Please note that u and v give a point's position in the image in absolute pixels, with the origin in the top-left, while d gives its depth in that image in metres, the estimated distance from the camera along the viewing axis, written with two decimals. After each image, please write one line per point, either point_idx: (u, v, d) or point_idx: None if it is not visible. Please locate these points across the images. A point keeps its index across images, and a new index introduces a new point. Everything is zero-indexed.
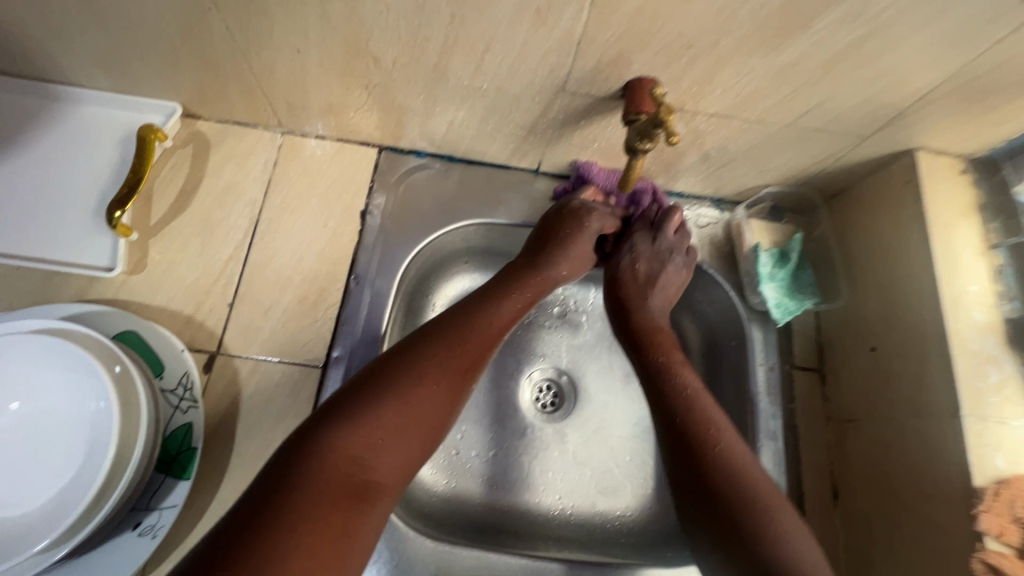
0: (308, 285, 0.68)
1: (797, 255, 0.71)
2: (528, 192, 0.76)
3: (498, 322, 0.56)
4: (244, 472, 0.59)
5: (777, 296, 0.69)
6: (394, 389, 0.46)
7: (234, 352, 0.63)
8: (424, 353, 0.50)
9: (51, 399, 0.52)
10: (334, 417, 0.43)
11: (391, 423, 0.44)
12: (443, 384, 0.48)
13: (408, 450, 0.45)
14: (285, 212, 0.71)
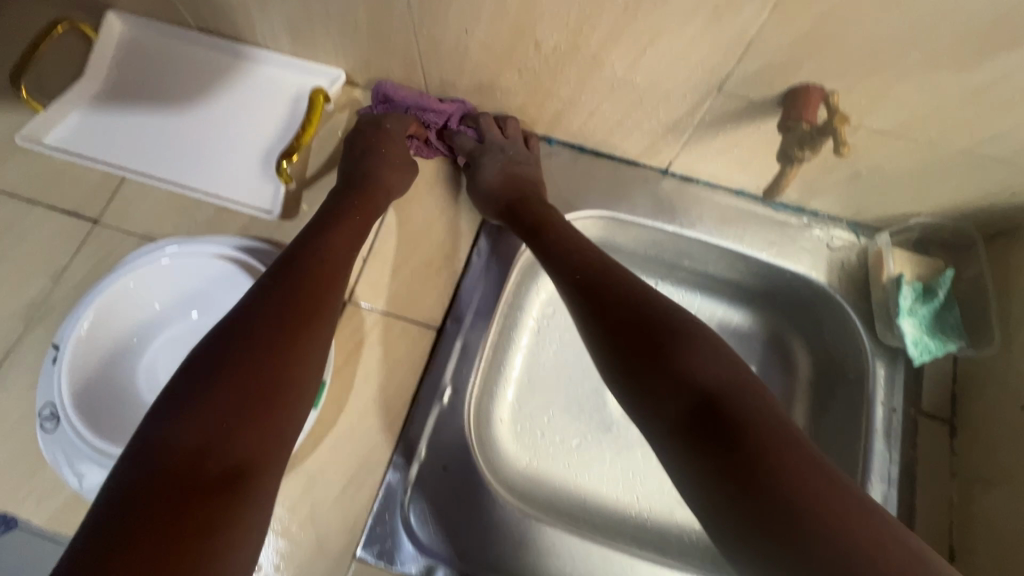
0: (434, 252, 0.72)
1: (946, 292, 0.65)
2: (654, 190, 0.76)
3: (321, 259, 0.57)
4: (359, 411, 0.64)
5: (915, 331, 0.64)
6: (228, 358, 0.46)
7: (362, 303, 0.69)
8: (237, 336, 0.48)
9: (218, 316, 0.59)
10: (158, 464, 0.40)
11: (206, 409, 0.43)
12: (272, 347, 0.48)
13: (229, 401, 0.44)
14: (422, 181, 0.75)
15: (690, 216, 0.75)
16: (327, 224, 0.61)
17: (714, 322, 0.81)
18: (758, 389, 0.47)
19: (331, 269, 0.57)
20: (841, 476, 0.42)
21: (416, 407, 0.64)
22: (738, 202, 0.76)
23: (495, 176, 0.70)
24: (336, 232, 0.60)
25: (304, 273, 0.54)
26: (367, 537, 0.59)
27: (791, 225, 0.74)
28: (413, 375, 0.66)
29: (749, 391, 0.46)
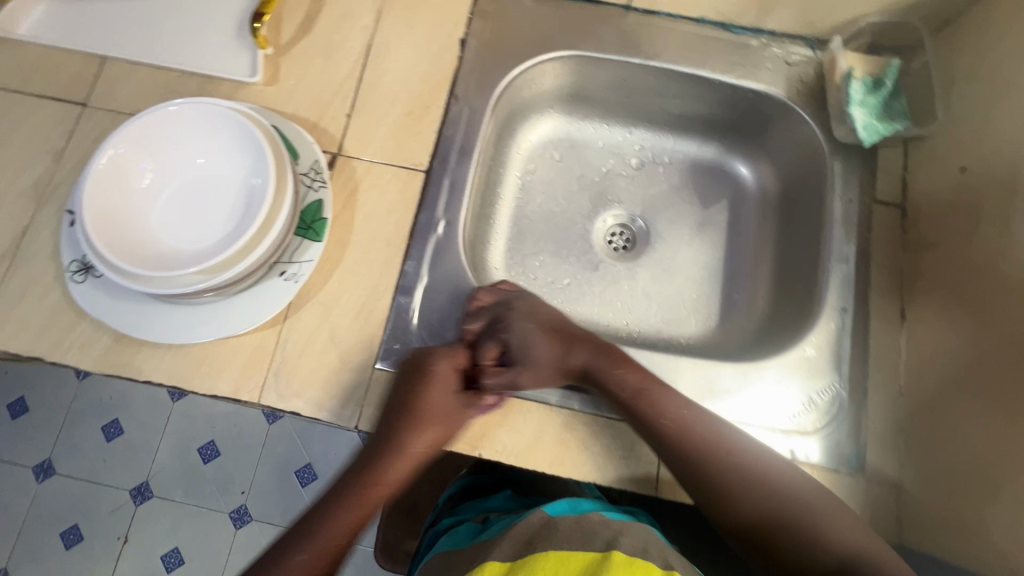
0: (412, 102, 0.75)
1: (893, 82, 0.71)
2: (618, 26, 0.78)
3: (407, 461, 0.61)
4: (362, 248, 0.70)
5: (865, 118, 0.69)
6: (353, 498, 0.59)
7: (352, 154, 0.73)
8: (342, 496, 0.59)
9: (222, 161, 0.63)
10: (302, 523, 0.58)
11: (327, 530, 0.57)
12: (348, 518, 0.58)
13: (337, 543, 0.57)
14: (394, 37, 0.77)
15: (655, 49, 0.78)
16: (415, 381, 0.62)
17: (689, 159, 0.90)
18: (817, 512, 0.57)
19: (421, 449, 0.61)
20: (843, 509, 0.57)
21: (414, 239, 0.70)
22: (700, 31, 0.78)
23: (543, 349, 0.65)
24: (431, 395, 0.62)
25: (408, 448, 0.60)
26: (384, 350, 0.66)
27: (752, 46, 0.78)
28: (408, 212, 0.71)
29: (806, 518, 0.57)
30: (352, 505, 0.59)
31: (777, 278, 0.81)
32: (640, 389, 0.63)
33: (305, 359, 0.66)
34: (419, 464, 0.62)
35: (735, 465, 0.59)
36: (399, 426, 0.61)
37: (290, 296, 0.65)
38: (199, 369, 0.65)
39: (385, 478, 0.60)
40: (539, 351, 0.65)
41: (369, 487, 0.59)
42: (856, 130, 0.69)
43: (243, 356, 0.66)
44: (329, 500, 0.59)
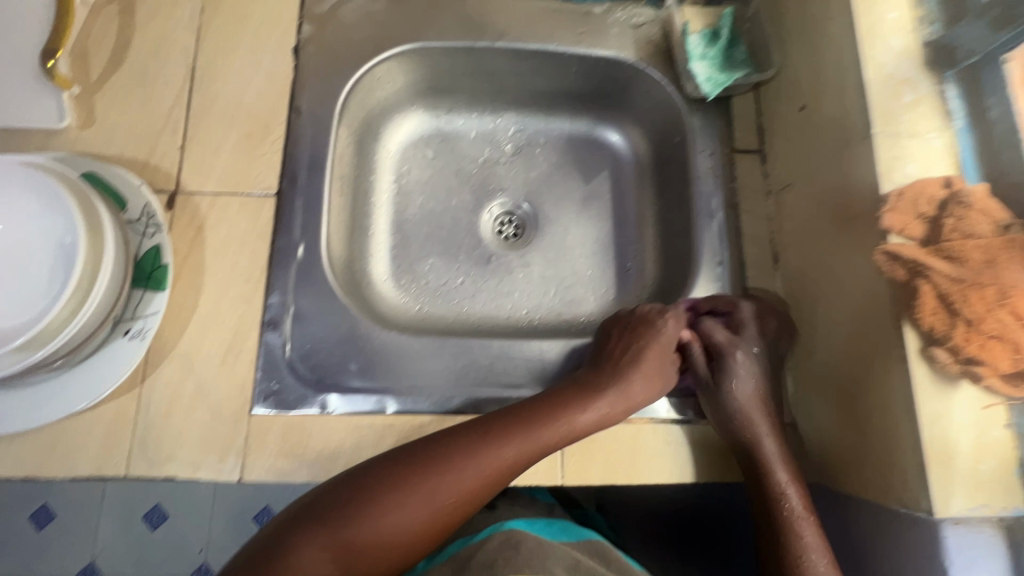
0: (251, 123, 0.70)
1: (729, 32, 0.72)
2: (459, 13, 0.76)
3: (575, 427, 0.58)
4: (217, 288, 0.64)
5: (706, 71, 0.71)
6: (419, 474, 0.50)
7: (192, 190, 0.67)
8: (410, 462, 0.51)
9: (26, 223, 0.57)
10: (370, 487, 0.49)
11: (417, 507, 0.49)
12: (416, 517, 0.49)
13: (381, 543, 0.48)
14: (219, 56, 0.72)
15: (501, 30, 0.76)
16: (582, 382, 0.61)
17: (563, 135, 0.88)
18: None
19: (529, 452, 0.55)
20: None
21: (274, 269, 0.66)
22: (543, 6, 0.77)
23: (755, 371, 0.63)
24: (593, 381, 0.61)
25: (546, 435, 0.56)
26: (258, 392, 0.62)
27: (595, 14, 0.77)
28: (263, 241, 0.66)
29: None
30: (451, 492, 0.51)
31: (664, 240, 0.82)
32: (756, 445, 0.59)
33: (173, 420, 0.60)
34: (491, 487, 0.53)
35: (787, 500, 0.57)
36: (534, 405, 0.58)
37: (139, 355, 0.59)
38: (53, 454, 0.59)
39: (507, 472, 0.54)
40: (740, 394, 0.61)
41: (461, 479, 0.51)
42: (698, 83, 0.71)
43: (100, 430, 0.60)
44: (429, 471, 0.51)
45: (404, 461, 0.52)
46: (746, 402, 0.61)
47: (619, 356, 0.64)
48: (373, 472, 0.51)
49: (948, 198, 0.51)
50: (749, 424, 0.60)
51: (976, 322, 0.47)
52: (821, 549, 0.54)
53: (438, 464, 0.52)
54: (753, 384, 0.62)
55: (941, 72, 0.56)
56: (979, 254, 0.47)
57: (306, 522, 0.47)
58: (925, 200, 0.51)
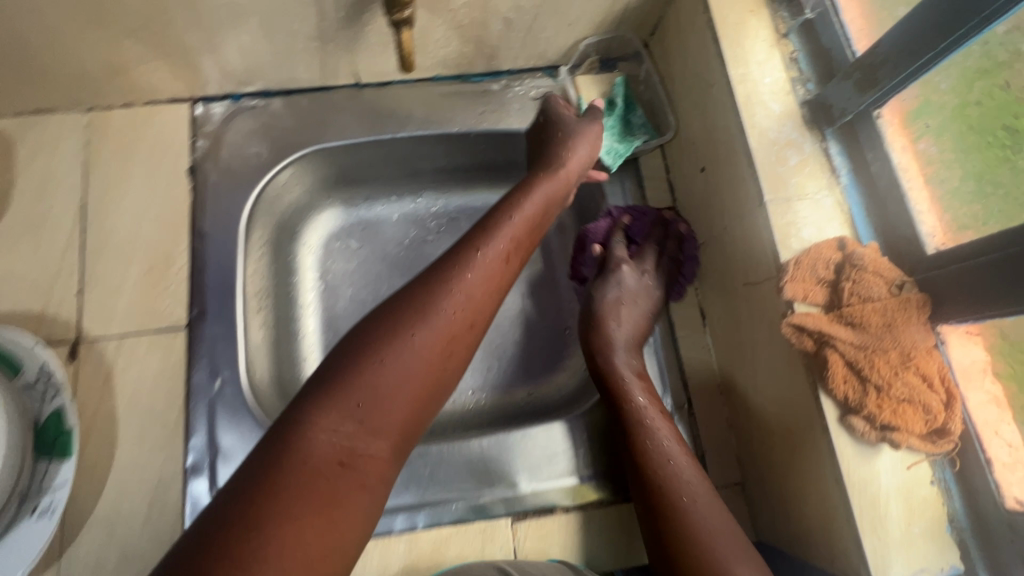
0: (152, 255, 0.67)
1: (624, 100, 0.74)
2: (357, 108, 0.75)
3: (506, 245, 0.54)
4: (133, 439, 0.61)
5: (606, 141, 0.72)
6: (404, 326, 0.46)
7: (96, 336, 0.64)
8: (376, 324, 0.46)
9: None
10: (408, 303, 0.47)
11: (446, 314, 0.47)
12: (417, 354, 0.45)
13: (407, 411, 0.44)
14: (112, 189, 0.69)
15: (402, 119, 0.76)
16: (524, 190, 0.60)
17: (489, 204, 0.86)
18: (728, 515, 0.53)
19: (501, 263, 0.53)
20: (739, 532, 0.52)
21: (192, 409, 0.63)
22: (442, 89, 0.77)
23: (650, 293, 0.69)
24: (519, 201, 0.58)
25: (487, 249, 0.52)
26: None
27: (495, 91, 0.77)
28: (178, 379, 0.64)
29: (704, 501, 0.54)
30: (457, 318, 0.48)
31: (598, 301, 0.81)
32: (615, 380, 0.62)
33: None
34: (477, 314, 0.49)
35: (659, 445, 0.58)
36: (513, 193, 0.59)
37: (48, 536, 0.55)
38: None
39: (513, 251, 0.54)
40: (615, 294, 0.68)
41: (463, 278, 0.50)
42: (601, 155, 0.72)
43: None
44: (443, 274, 0.50)
45: (436, 263, 0.51)
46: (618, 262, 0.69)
47: (548, 152, 0.66)
48: (396, 300, 0.48)
49: (843, 260, 0.51)
50: (607, 314, 0.67)
51: (885, 387, 0.47)
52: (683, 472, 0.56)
53: (446, 275, 0.50)
54: (636, 297, 0.68)
55: (822, 130, 0.57)
56: (879, 318, 0.48)
57: (314, 397, 0.42)
58: (822, 265, 0.51)
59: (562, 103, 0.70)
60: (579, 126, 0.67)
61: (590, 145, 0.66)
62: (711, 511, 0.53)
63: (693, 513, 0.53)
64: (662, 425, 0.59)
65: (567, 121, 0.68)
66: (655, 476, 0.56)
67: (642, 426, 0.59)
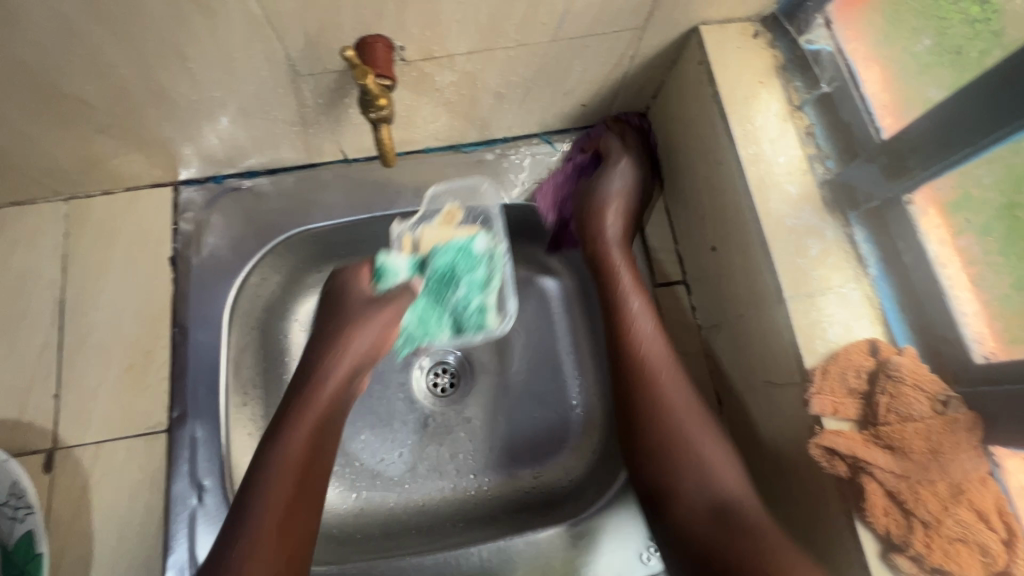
0: (131, 352, 0.64)
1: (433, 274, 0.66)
2: (345, 184, 0.72)
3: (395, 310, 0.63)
4: (110, 557, 0.57)
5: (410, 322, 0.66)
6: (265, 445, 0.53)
7: (72, 443, 0.61)
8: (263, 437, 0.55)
9: None
10: (253, 482, 0.51)
11: (275, 482, 0.51)
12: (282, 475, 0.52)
13: (280, 517, 0.50)
14: (90, 282, 0.66)
15: (394, 195, 0.72)
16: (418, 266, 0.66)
17: None
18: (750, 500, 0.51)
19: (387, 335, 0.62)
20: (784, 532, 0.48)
21: (171, 524, 0.59)
22: (434, 160, 0.73)
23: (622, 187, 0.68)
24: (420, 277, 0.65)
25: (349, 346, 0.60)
26: None
27: (489, 160, 0.73)
28: (157, 490, 0.60)
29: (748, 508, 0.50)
30: (290, 477, 0.52)
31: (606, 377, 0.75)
32: (638, 368, 0.57)
33: None
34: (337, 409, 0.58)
35: (671, 402, 0.55)
36: (318, 358, 0.59)
37: None
38: None
39: (322, 422, 0.56)
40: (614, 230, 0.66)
41: (288, 455, 0.53)
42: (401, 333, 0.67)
43: None
44: (273, 451, 0.53)
45: (266, 438, 0.54)
46: (608, 199, 0.67)
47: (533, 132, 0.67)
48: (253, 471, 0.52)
49: (877, 367, 0.46)
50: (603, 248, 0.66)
51: (933, 524, 0.41)
52: (725, 468, 0.52)
53: (292, 416, 0.55)
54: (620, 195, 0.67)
55: (845, 213, 0.52)
56: (922, 442, 0.42)
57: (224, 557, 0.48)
58: (853, 374, 0.46)
59: (366, 279, 0.64)
60: (395, 292, 0.64)
61: (388, 316, 0.62)
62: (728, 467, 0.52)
63: (716, 479, 0.52)
64: (671, 378, 0.56)
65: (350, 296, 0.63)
66: (665, 446, 0.54)
67: (653, 380, 0.56)
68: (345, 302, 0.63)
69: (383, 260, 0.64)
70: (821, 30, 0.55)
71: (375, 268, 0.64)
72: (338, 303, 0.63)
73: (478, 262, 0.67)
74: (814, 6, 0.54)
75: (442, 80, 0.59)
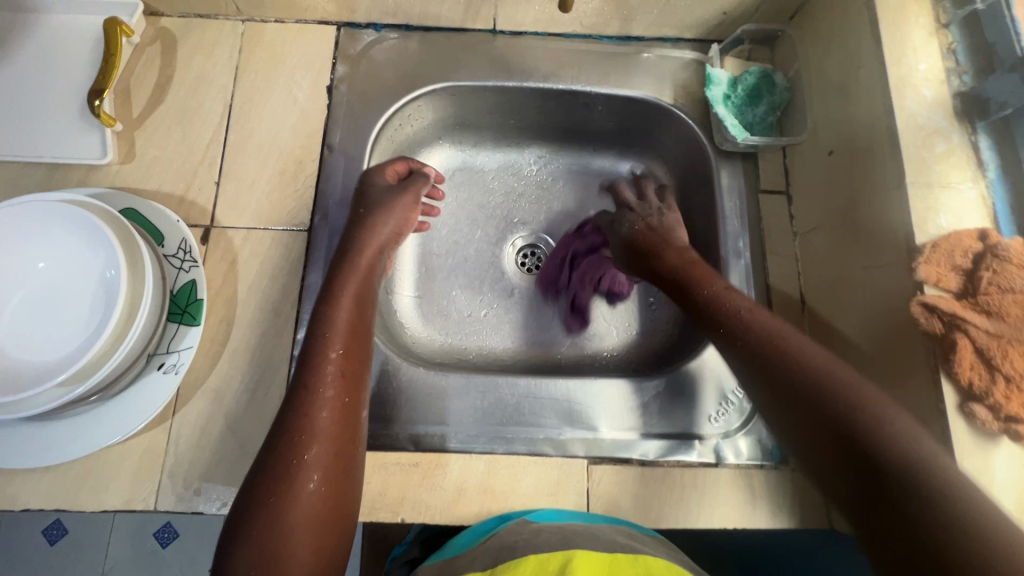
0: (285, 159, 0.72)
1: (749, 91, 0.72)
2: (488, 53, 0.78)
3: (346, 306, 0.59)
4: (247, 324, 0.65)
5: (728, 115, 0.70)
6: (283, 456, 0.49)
7: (227, 224, 0.69)
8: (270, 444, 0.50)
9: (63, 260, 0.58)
10: (292, 397, 0.52)
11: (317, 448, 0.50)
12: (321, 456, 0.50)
13: (315, 504, 0.48)
14: (255, 94, 0.74)
15: (533, 70, 0.77)
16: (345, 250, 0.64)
17: (589, 169, 0.88)
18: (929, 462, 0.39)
19: (354, 318, 0.58)
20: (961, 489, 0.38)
21: (303, 308, 0.67)
22: (571, 45, 0.78)
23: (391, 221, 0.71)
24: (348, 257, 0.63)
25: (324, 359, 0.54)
26: None
27: (624, 54, 0.78)
28: (294, 276, 0.68)
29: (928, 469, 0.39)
30: (333, 373, 0.54)
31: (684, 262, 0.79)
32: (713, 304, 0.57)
33: (201, 453, 0.61)
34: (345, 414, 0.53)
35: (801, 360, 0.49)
36: (353, 229, 0.65)
37: (172, 390, 0.60)
38: (83, 487, 0.60)
39: (349, 387, 0.54)
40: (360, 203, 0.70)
41: (320, 388, 0.53)
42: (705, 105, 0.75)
43: (133, 466, 0.61)
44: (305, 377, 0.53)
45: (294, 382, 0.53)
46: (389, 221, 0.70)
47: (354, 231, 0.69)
48: (293, 388, 0.53)
49: (984, 250, 0.50)
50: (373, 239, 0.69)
51: (1016, 378, 0.46)
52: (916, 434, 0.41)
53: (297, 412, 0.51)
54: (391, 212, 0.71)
55: (973, 123, 0.56)
56: (1020, 310, 0.47)
57: (263, 477, 0.48)
58: (961, 253, 0.50)
59: (394, 167, 0.71)
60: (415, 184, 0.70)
61: (411, 194, 0.69)
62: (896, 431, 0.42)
63: (882, 424, 0.42)
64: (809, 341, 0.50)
65: (376, 184, 0.68)
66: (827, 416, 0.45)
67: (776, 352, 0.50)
68: (377, 185, 0.68)
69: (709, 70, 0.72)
70: None
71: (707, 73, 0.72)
72: (364, 185, 0.68)
73: (777, 92, 0.72)
74: None
75: None
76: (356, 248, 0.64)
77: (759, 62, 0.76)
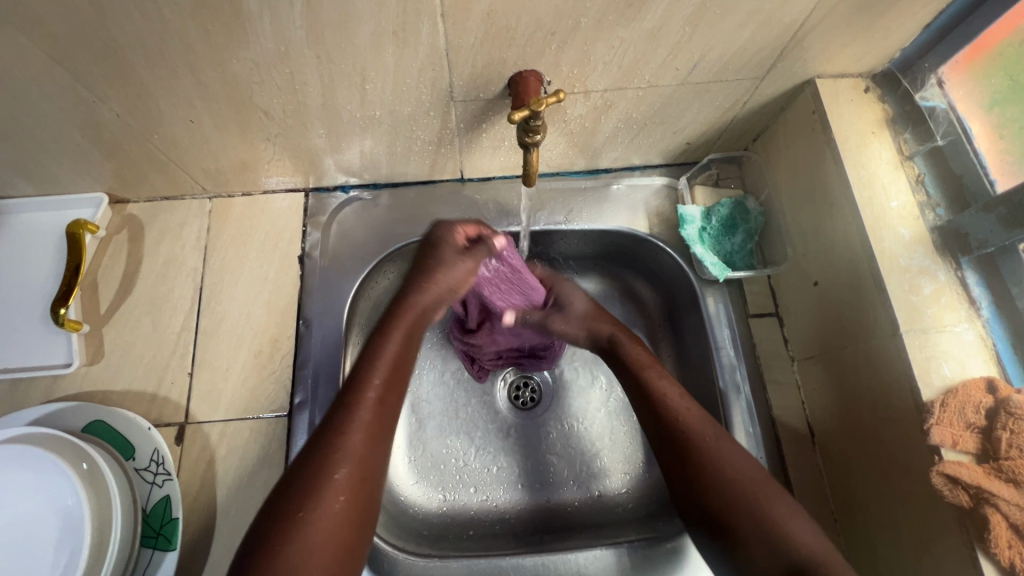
0: (261, 339, 0.70)
1: (725, 222, 0.73)
2: (458, 202, 0.77)
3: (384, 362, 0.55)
4: (229, 530, 0.61)
5: (706, 253, 0.70)
6: (297, 506, 0.45)
7: (202, 419, 0.65)
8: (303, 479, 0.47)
9: (14, 505, 0.53)
10: (331, 419, 0.51)
11: (331, 503, 0.46)
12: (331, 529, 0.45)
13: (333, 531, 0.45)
14: (227, 272, 0.72)
15: (503, 214, 0.77)
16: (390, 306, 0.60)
17: None
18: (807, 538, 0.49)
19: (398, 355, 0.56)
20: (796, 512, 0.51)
21: None
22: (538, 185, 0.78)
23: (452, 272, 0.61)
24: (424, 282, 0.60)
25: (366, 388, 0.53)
26: None
27: (594, 188, 0.77)
28: (276, 470, 0.64)
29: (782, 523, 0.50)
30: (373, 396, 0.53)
31: None
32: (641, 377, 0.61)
33: None
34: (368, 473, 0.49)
35: (704, 441, 0.55)
36: (412, 288, 0.60)
37: None
38: None
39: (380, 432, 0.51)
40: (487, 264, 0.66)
41: (359, 407, 0.51)
42: (683, 240, 0.73)
43: None
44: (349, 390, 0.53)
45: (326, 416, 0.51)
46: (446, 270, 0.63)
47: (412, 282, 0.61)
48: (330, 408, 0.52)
49: (996, 405, 0.48)
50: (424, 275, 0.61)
51: None
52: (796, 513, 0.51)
53: (326, 454, 0.48)
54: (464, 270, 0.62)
55: (956, 258, 0.55)
56: None
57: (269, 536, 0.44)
58: (973, 409, 0.48)
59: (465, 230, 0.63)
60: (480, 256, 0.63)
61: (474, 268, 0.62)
62: (755, 475, 0.53)
63: (707, 446, 0.55)
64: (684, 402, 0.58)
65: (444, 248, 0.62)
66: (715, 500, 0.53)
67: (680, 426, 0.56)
68: (442, 247, 0.62)
69: (680, 210, 0.73)
70: (935, 88, 0.59)
71: (677, 215, 0.73)
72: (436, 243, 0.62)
73: (751, 219, 0.73)
74: (930, 66, 0.58)
75: (573, 113, 0.64)
76: (407, 303, 0.59)
77: (728, 186, 0.76)
